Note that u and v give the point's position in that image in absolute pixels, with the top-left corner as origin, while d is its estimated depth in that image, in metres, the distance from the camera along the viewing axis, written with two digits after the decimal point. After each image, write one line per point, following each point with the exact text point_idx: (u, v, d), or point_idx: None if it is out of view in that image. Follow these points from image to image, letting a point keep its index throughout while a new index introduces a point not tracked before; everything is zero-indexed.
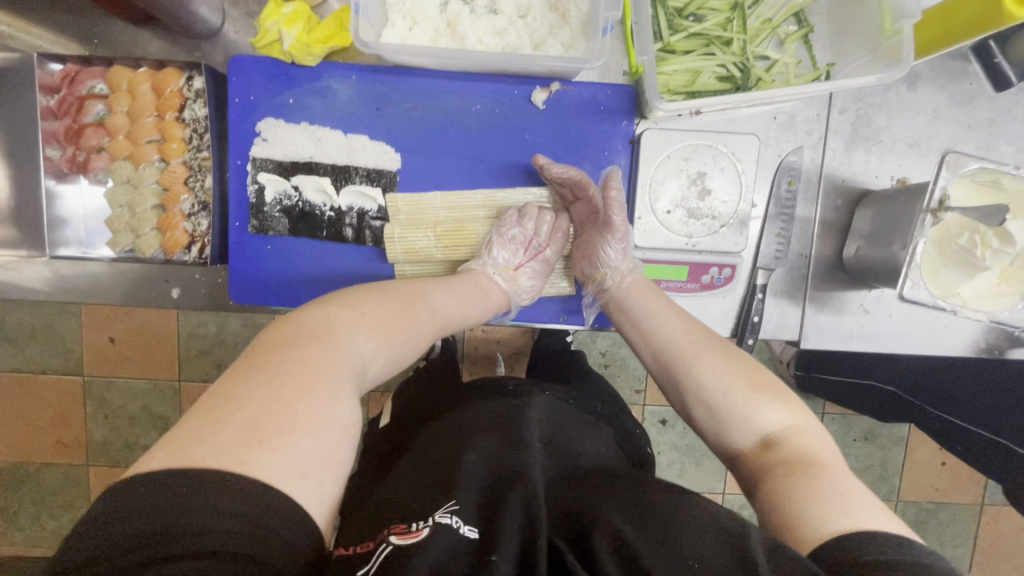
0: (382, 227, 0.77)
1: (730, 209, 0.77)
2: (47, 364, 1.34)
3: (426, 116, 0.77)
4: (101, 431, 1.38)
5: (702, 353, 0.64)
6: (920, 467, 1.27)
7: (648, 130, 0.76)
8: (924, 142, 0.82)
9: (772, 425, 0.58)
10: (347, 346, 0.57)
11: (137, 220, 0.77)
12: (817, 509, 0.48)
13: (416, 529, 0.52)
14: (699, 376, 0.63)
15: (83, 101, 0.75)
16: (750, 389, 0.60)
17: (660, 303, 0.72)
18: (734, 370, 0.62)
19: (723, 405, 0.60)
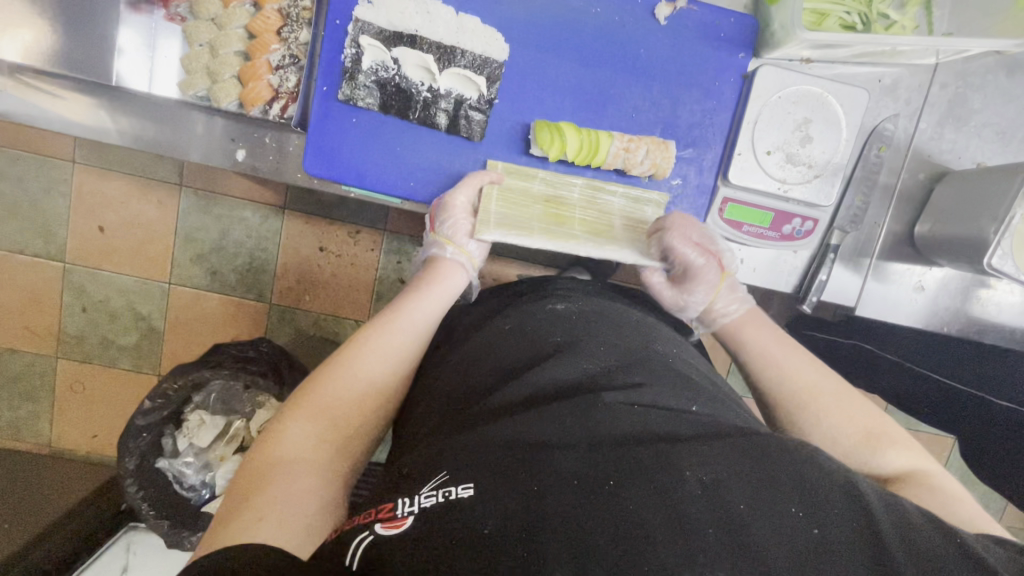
0: (481, 119, 0.74)
1: (826, 161, 0.78)
2: (28, 240, 1.22)
3: (545, 9, 0.73)
4: (77, 324, 1.28)
5: (820, 410, 0.62)
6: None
7: (765, 67, 0.75)
8: (1011, 131, 0.84)
9: (886, 464, 0.58)
10: (291, 432, 0.55)
11: (216, 63, 0.70)
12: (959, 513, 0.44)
13: (402, 514, 0.39)
14: (815, 421, 0.61)
15: None
16: (866, 440, 0.60)
17: (779, 347, 0.69)
18: (843, 400, 0.63)
19: (832, 445, 0.60)
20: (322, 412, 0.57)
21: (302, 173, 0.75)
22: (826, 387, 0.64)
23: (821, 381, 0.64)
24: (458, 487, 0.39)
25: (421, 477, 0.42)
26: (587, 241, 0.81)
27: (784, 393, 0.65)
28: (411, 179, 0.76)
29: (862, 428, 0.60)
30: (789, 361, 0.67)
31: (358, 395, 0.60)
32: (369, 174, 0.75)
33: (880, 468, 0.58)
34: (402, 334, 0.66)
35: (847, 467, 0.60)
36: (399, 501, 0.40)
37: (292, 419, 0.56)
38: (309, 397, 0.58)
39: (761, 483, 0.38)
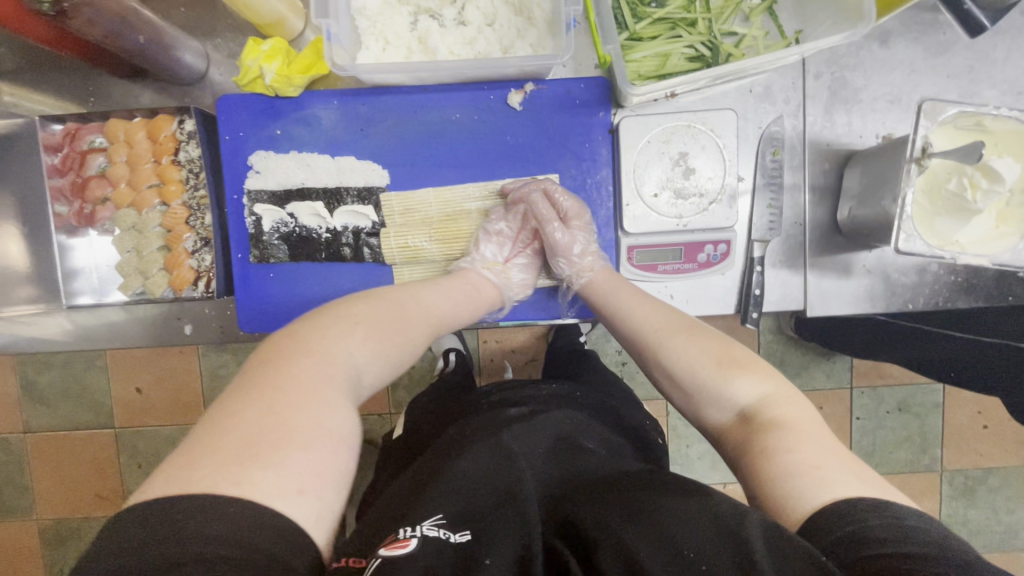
0: (379, 244, 0.80)
1: (717, 185, 0.78)
2: (81, 421, 1.37)
3: (409, 130, 0.79)
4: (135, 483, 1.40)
5: (693, 370, 0.61)
6: (958, 436, 1.26)
7: (625, 119, 0.77)
8: (905, 96, 0.82)
9: (744, 395, 0.58)
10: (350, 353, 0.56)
11: (145, 262, 0.80)
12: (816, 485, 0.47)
13: (404, 538, 0.49)
14: (668, 360, 0.64)
15: (84, 156, 0.79)
16: (717, 365, 0.60)
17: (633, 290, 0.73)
18: (725, 367, 0.60)
19: (696, 385, 0.61)
20: (373, 347, 0.59)
21: (240, 330, 0.83)
22: (700, 351, 0.62)
23: (694, 353, 0.62)
24: (456, 533, 0.51)
25: (421, 512, 0.53)
26: (512, 319, 0.84)
27: (636, 333, 0.69)
28: None
29: (717, 357, 0.61)
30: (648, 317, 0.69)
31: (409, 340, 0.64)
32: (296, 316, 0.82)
33: (737, 400, 0.58)
34: (417, 318, 0.66)
35: (700, 390, 0.60)
36: (399, 530, 0.51)
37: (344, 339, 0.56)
38: (368, 331, 0.59)
39: (656, 529, 0.46)
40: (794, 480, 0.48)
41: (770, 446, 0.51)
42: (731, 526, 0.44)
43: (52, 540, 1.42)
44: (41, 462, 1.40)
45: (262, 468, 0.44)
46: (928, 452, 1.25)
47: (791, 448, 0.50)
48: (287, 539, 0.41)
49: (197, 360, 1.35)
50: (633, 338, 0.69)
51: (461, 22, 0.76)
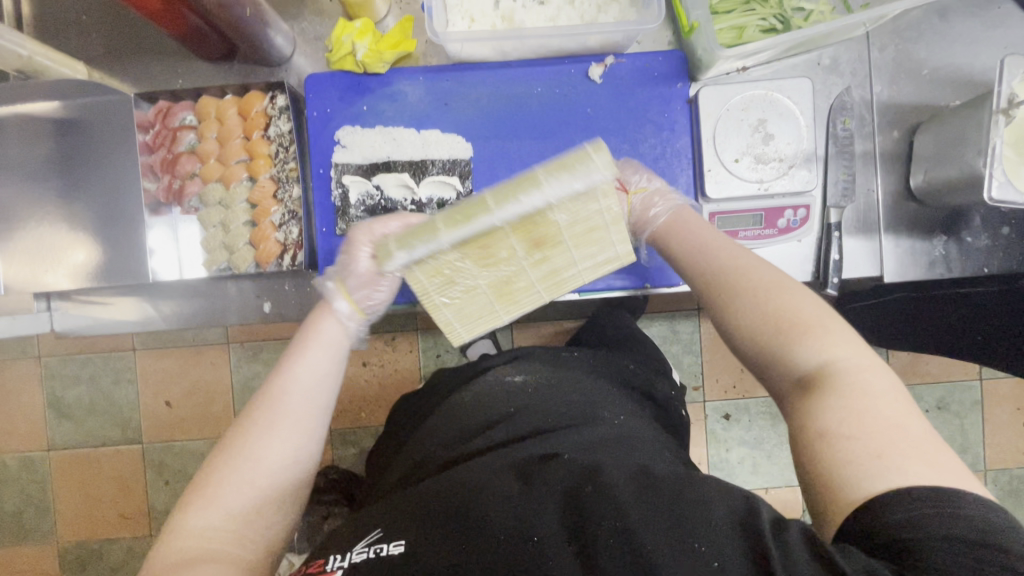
0: None
1: (794, 150, 0.80)
2: (109, 435, 1.33)
3: (492, 104, 0.81)
4: (162, 499, 1.35)
5: (747, 324, 0.60)
6: (1005, 433, 1.24)
7: (705, 88, 0.80)
8: (966, 67, 0.85)
9: (810, 360, 0.55)
10: (255, 444, 0.60)
11: (231, 236, 0.80)
12: (864, 473, 0.45)
13: (332, 567, 0.51)
14: (724, 254, 0.65)
15: (176, 132, 0.80)
16: (781, 328, 0.57)
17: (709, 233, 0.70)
18: (789, 338, 0.57)
19: (756, 298, 0.60)
20: (276, 428, 0.61)
21: None
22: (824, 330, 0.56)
23: (776, 278, 0.61)
24: (391, 544, 0.51)
25: (360, 534, 0.54)
26: (594, 290, 0.83)
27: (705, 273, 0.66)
28: (417, 283, 0.82)
29: (784, 321, 0.58)
30: (758, 270, 0.63)
31: (309, 401, 0.64)
32: None
33: (810, 364, 0.55)
34: (300, 403, 0.63)
35: (757, 344, 0.59)
36: (330, 558, 0.53)
37: (244, 436, 0.60)
38: (258, 415, 0.62)
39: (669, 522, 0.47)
40: (846, 464, 0.46)
41: (845, 409, 0.49)
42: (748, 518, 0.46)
43: (71, 563, 1.35)
44: (66, 478, 1.35)
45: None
46: (974, 451, 1.24)
47: (856, 429, 0.48)
48: None
49: (229, 370, 1.32)
50: (700, 273, 0.66)
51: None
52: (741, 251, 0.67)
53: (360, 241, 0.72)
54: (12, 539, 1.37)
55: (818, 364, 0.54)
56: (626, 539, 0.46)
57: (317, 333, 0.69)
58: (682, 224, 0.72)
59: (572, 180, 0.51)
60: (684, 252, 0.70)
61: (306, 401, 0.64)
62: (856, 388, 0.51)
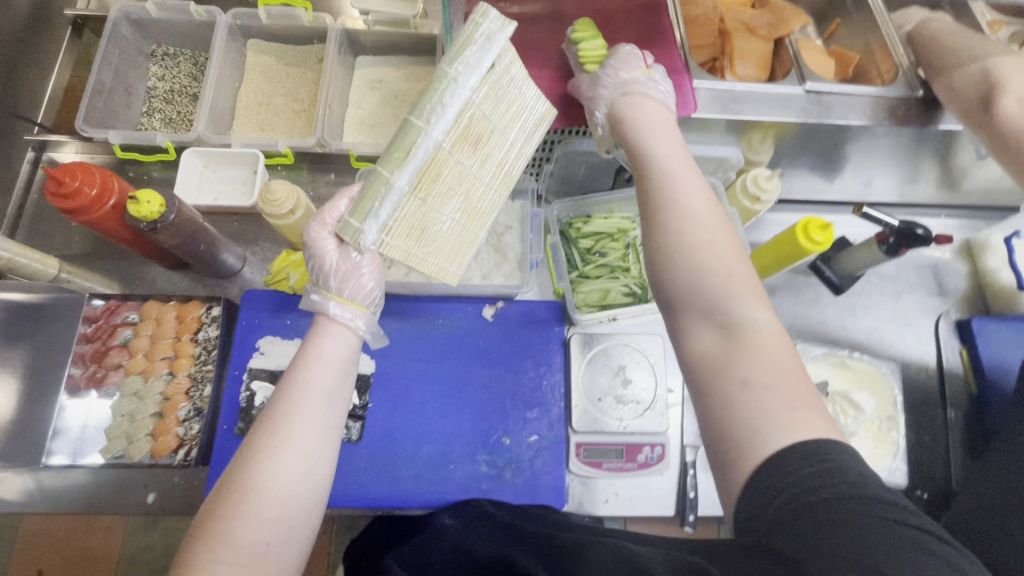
0: (359, 424, 0.90)
1: (650, 394, 0.93)
2: None
3: (400, 328, 0.96)
4: None
5: (700, 266, 0.61)
6: None
7: (575, 335, 0.96)
8: (794, 334, 1.04)
9: (743, 313, 0.58)
10: (267, 472, 0.56)
11: (134, 426, 0.86)
12: (763, 441, 0.49)
13: None
14: (686, 247, 0.62)
15: (116, 328, 0.91)
16: (761, 363, 0.54)
17: (715, 215, 0.65)
18: (785, 394, 0.52)
19: (690, 239, 0.63)
20: (280, 453, 0.57)
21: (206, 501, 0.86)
22: (773, 352, 0.55)
23: (719, 258, 0.62)
24: None
25: None
26: None
27: (665, 205, 0.66)
28: None
29: (736, 276, 0.61)
30: (719, 260, 0.61)
31: (316, 428, 0.60)
32: None
33: (747, 381, 0.53)
34: (306, 428, 0.59)
35: (690, 285, 0.61)
36: None
37: (259, 462, 0.56)
38: (262, 439, 0.58)
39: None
40: (751, 424, 0.51)
41: (734, 389, 0.54)
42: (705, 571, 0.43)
43: None
44: None
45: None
46: None
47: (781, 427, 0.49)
48: None
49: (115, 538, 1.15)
50: (650, 176, 0.69)
51: None
52: (679, 154, 0.70)
53: (320, 236, 0.71)
54: None
55: (742, 378, 0.54)
56: None
57: (318, 348, 0.66)
58: (668, 167, 0.68)
59: (472, 54, 0.60)
60: (631, 135, 0.72)
61: (308, 437, 0.59)
62: (771, 422, 0.50)
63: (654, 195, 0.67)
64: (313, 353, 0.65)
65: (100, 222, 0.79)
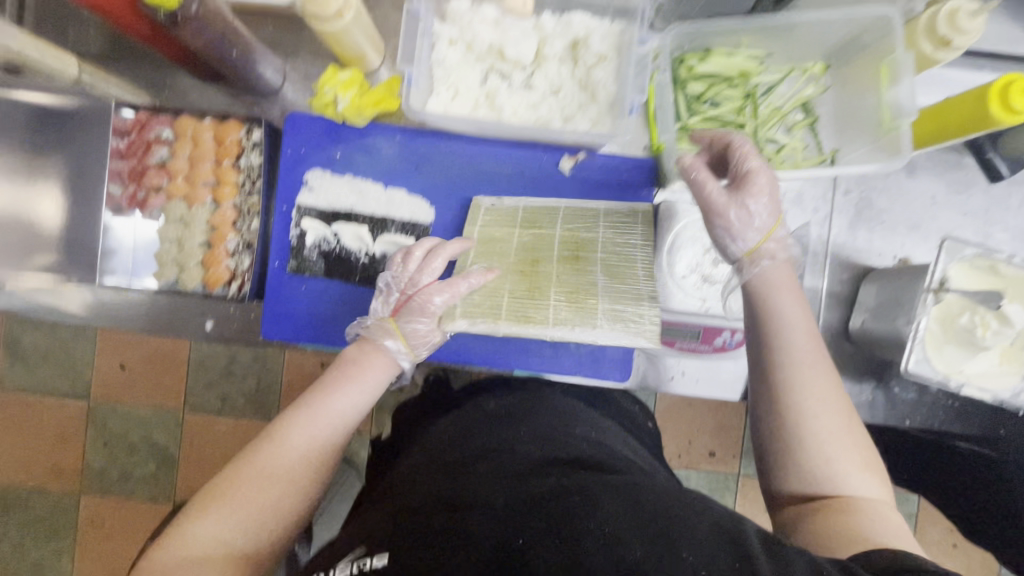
0: None
1: (741, 277, 0.82)
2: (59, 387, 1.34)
3: (463, 174, 0.83)
4: (100, 457, 1.37)
5: (822, 442, 0.65)
6: None
7: (666, 201, 0.83)
8: (924, 224, 0.88)
9: (851, 489, 0.63)
10: (287, 449, 0.62)
11: (184, 254, 0.82)
12: (826, 476, 0.64)
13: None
14: (795, 406, 0.67)
15: (149, 145, 0.81)
16: (859, 465, 0.65)
17: (801, 330, 0.70)
18: (841, 444, 0.65)
19: (823, 471, 0.64)
20: (307, 431, 0.64)
21: (262, 335, 0.84)
22: (840, 430, 0.66)
23: (834, 426, 0.66)
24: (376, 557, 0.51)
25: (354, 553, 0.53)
26: (527, 368, 0.88)
27: (790, 363, 0.68)
28: None
29: (836, 429, 0.66)
30: (816, 418, 0.66)
31: (340, 424, 0.66)
32: (317, 328, 0.83)
33: (843, 489, 0.63)
34: (335, 419, 0.66)
35: (825, 475, 0.64)
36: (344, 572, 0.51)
37: (278, 438, 0.62)
38: (290, 422, 0.64)
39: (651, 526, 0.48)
40: (820, 466, 0.64)
41: (838, 471, 0.64)
42: (737, 539, 0.48)
43: (7, 500, 1.40)
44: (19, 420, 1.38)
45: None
46: None
47: (883, 538, 0.58)
48: None
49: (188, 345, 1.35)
50: (783, 359, 0.69)
51: (528, 86, 0.82)
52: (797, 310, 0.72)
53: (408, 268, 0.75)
54: None
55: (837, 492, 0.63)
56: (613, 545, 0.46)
57: (364, 368, 0.69)
58: (774, 286, 0.73)
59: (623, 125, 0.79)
60: (766, 317, 0.72)
61: (311, 446, 0.63)
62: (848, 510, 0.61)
63: (774, 356, 0.69)
64: (362, 367, 0.69)
65: (105, 4, 0.64)
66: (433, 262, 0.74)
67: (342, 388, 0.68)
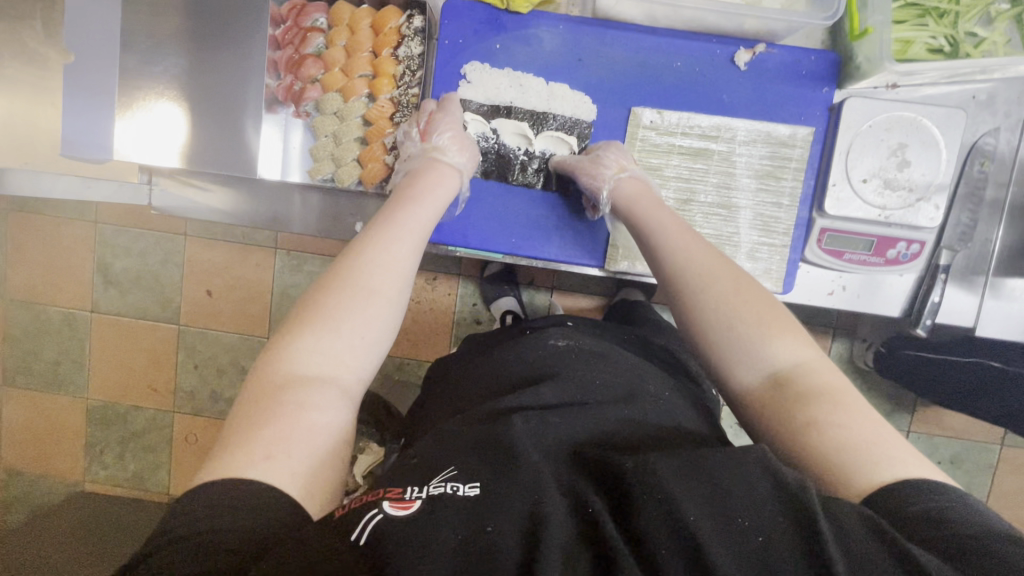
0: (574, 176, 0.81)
1: (927, 182, 0.77)
2: (147, 309, 1.27)
3: (627, 68, 0.78)
4: (190, 380, 1.31)
5: (731, 321, 0.58)
6: (1010, 498, 1.18)
7: (852, 98, 0.76)
8: None
9: (783, 360, 0.55)
10: (362, 281, 0.57)
11: (340, 150, 0.80)
12: (749, 350, 0.56)
13: (410, 497, 0.41)
14: (687, 270, 0.63)
15: (307, 33, 0.79)
16: (758, 325, 0.57)
17: (661, 214, 0.69)
18: (737, 305, 0.59)
19: (727, 338, 0.58)
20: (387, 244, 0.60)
21: None
22: (721, 296, 0.60)
23: (733, 293, 0.60)
24: (465, 484, 0.42)
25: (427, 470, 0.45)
26: None
27: (675, 263, 0.65)
28: (511, 235, 0.81)
29: (755, 316, 0.58)
30: (686, 256, 0.64)
31: (407, 240, 0.61)
32: (471, 229, 0.81)
33: (777, 363, 0.55)
34: (401, 247, 0.61)
35: (735, 354, 0.57)
36: (407, 488, 0.43)
37: (345, 278, 0.57)
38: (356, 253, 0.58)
39: (710, 480, 0.40)
40: (749, 345, 0.57)
41: (766, 347, 0.56)
42: (795, 495, 0.39)
43: (91, 419, 1.32)
44: (102, 343, 1.30)
45: (249, 467, 0.43)
46: None
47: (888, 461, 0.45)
48: (260, 510, 0.41)
49: (273, 273, 1.26)
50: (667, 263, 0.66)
51: None
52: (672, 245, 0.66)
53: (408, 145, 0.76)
54: (43, 386, 1.32)
55: (773, 366, 0.55)
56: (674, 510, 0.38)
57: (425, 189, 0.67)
58: (635, 197, 0.73)
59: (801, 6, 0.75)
60: (640, 232, 0.70)
61: (390, 271, 0.59)
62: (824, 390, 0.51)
63: (662, 258, 0.66)
64: (423, 195, 0.67)
65: None
66: (442, 131, 0.72)
67: (410, 203, 0.64)
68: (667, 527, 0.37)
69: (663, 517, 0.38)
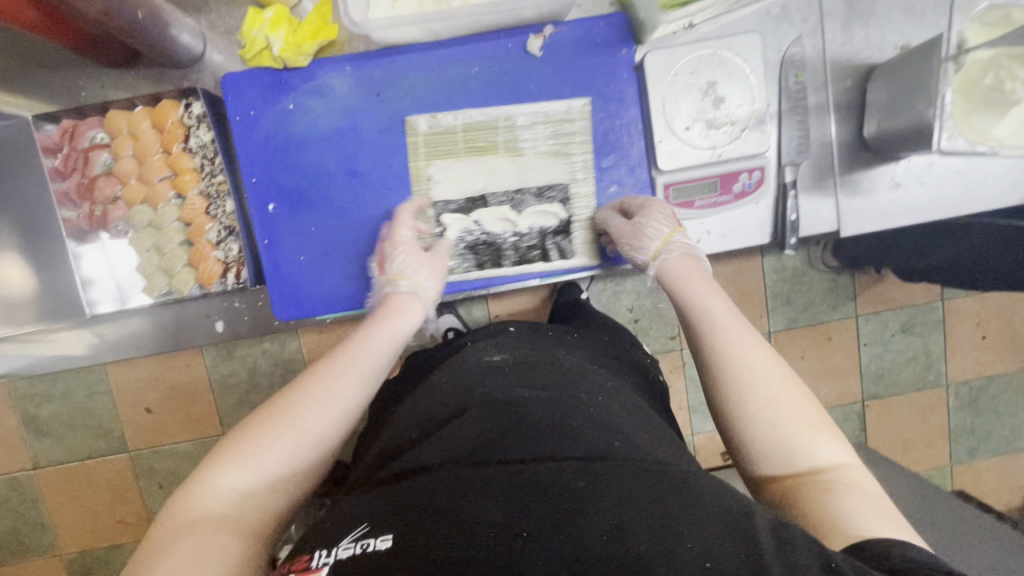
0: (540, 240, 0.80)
1: (747, 112, 0.77)
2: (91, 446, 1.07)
3: (427, 89, 0.76)
4: (162, 503, 1.13)
5: (776, 420, 0.54)
6: (962, 348, 1.15)
7: (651, 53, 0.76)
8: (920, 3, 0.81)
9: (824, 459, 0.52)
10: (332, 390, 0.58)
11: (167, 260, 0.76)
12: (793, 443, 0.52)
13: (316, 565, 0.42)
14: (747, 368, 0.56)
15: (88, 153, 0.74)
16: (806, 421, 0.54)
17: (711, 293, 0.64)
18: (789, 389, 0.55)
19: (771, 421, 0.53)
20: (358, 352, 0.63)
21: (277, 320, 0.79)
22: (770, 386, 0.55)
23: (786, 390, 0.55)
24: (377, 539, 0.42)
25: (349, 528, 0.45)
26: (554, 274, 0.82)
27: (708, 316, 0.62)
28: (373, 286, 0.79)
29: (804, 416, 0.54)
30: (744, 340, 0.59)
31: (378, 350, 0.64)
32: (332, 294, 0.78)
33: (816, 461, 0.51)
34: (369, 364, 0.62)
35: (779, 444, 0.53)
36: (315, 555, 0.43)
37: (315, 378, 0.59)
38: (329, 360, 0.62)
39: (657, 515, 0.40)
40: (786, 431, 0.53)
41: (798, 444, 0.52)
42: (740, 520, 0.40)
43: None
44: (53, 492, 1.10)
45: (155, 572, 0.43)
46: (934, 368, 1.15)
47: (857, 513, 0.45)
48: None
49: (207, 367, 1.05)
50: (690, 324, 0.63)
51: None
52: (733, 305, 0.63)
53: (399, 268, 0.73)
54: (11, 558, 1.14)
55: (811, 465, 0.51)
56: (617, 535, 0.39)
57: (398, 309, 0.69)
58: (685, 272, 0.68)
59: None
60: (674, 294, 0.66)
61: (361, 373, 0.61)
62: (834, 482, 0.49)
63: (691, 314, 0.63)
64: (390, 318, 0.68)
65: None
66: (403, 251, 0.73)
67: (385, 319, 0.67)
68: (609, 553, 0.38)
69: (609, 542, 0.39)
